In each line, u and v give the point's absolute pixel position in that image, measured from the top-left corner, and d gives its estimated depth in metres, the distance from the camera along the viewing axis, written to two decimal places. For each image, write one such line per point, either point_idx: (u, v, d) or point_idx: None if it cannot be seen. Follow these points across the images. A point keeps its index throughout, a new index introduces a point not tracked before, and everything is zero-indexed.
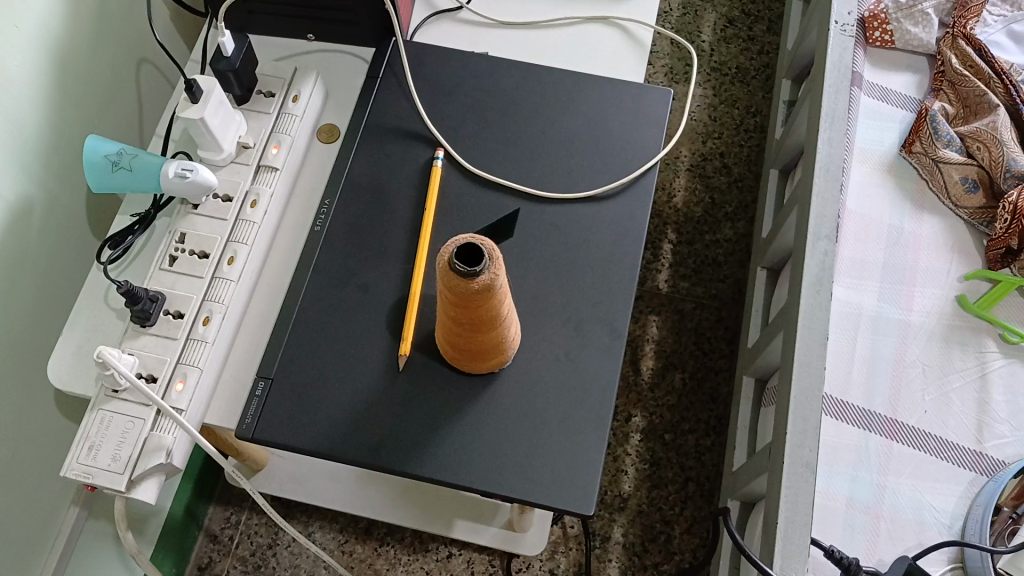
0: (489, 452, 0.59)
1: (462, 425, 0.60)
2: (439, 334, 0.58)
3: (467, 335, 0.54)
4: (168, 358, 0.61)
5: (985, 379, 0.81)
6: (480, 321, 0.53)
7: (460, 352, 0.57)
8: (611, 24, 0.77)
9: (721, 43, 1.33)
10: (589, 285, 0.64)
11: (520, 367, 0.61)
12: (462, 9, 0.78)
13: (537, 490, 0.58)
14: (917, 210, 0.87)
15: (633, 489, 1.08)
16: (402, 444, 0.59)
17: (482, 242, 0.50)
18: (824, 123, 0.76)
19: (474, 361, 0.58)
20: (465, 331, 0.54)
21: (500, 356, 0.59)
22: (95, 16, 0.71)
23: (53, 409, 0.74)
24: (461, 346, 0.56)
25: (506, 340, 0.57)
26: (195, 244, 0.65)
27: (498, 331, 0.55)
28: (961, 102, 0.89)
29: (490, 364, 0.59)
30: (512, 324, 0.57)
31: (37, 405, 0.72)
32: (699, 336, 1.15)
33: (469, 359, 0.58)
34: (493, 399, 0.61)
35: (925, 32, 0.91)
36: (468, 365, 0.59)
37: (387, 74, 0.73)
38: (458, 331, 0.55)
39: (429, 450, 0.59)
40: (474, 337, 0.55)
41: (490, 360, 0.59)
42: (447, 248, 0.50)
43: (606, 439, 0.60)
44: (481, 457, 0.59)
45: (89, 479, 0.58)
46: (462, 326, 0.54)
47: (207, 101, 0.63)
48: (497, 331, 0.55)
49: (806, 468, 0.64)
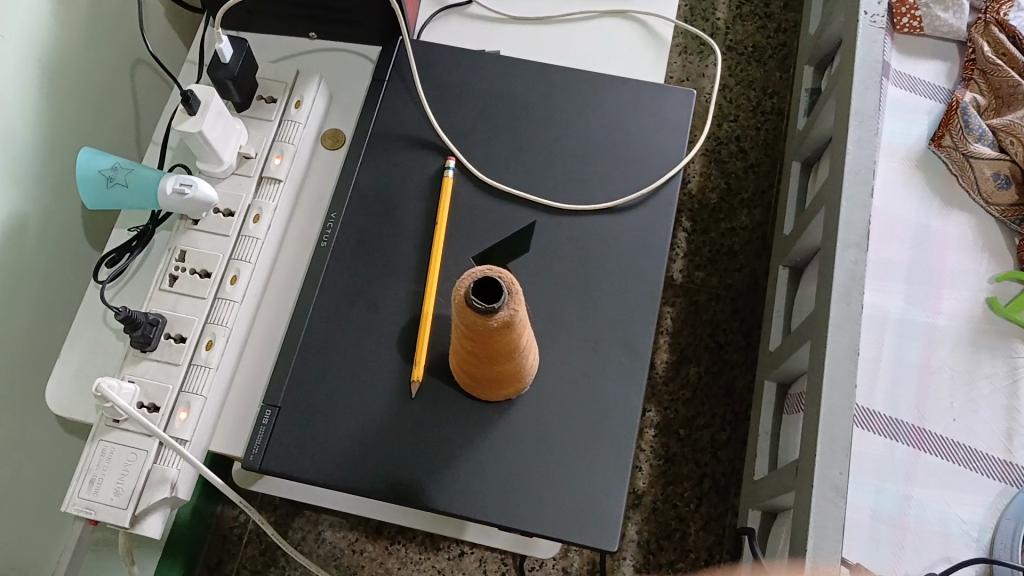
0: (507, 483, 0.57)
1: (476, 455, 0.57)
2: (453, 361, 0.55)
3: (481, 365, 0.52)
4: (170, 386, 0.59)
5: (1015, 385, 0.78)
6: (497, 355, 0.50)
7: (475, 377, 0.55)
8: (627, 18, 0.73)
9: (736, 21, 1.29)
10: (609, 303, 0.61)
11: (537, 392, 0.59)
12: (471, 3, 0.74)
13: (555, 525, 0.56)
14: (945, 207, 0.83)
15: (647, 485, 1.06)
16: (416, 475, 0.57)
17: (501, 274, 0.47)
18: (853, 122, 0.72)
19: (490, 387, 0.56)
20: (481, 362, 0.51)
21: (517, 384, 0.56)
22: (87, 18, 0.67)
23: (56, 427, 0.72)
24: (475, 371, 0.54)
25: (524, 368, 0.54)
26: (196, 262, 0.62)
27: (516, 361, 0.52)
28: (994, 92, 0.85)
29: (506, 390, 0.57)
30: (530, 351, 0.54)
31: (40, 424, 0.70)
32: (715, 327, 1.12)
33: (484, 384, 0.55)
34: (510, 427, 0.58)
35: (956, 18, 0.87)
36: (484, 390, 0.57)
37: (394, 77, 0.70)
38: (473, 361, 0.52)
39: (444, 481, 0.56)
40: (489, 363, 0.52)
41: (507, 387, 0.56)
42: (463, 281, 0.47)
43: (629, 468, 0.57)
44: (497, 488, 0.57)
45: (92, 514, 0.56)
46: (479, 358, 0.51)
47: (206, 113, 0.60)
48: (515, 361, 0.52)
49: (835, 491, 0.62)
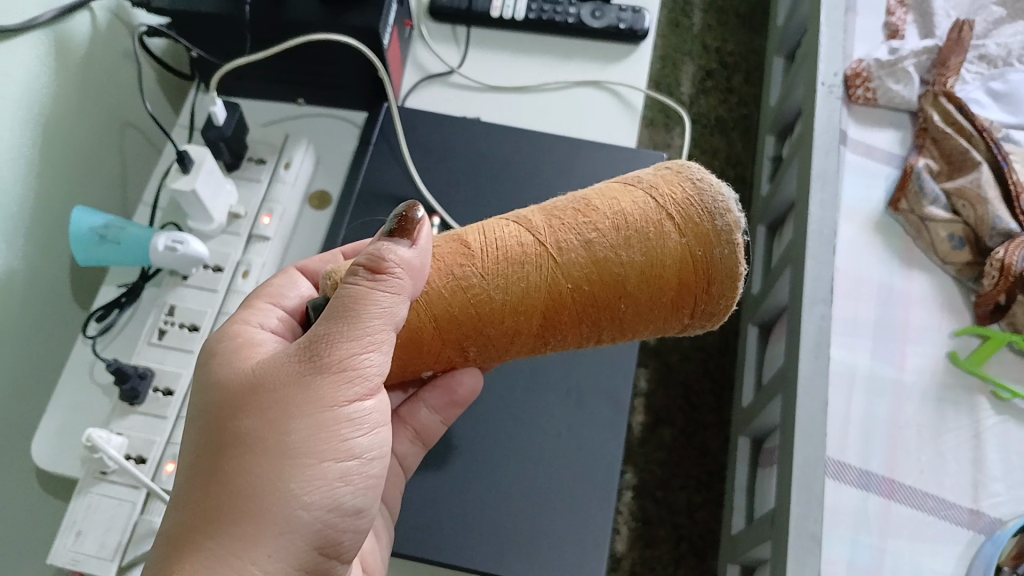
0: (504, 531, 0.63)
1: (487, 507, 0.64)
2: (672, 301, 0.48)
3: (429, 337, 0.51)
4: (157, 440, 0.61)
5: (979, 438, 0.80)
6: (553, 262, 0.48)
7: (646, 317, 0.49)
8: (602, 88, 0.80)
9: (700, 96, 1.29)
10: (583, 376, 0.70)
11: (524, 461, 0.66)
12: (453, 73, 0.82)
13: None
14: (906, 267, 0.87)
15: (626, 549, 1.02)
16: (452, 516, 0.64)
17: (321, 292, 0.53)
18: (816, 184, 0.76)
19: (673, 309, 0.49)
20: (509, 329, 0.50)
21: (677, 273, 0.47)
22: (80, 81, 0.69)
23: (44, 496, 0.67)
24: (623, 321, 0.50)
25: (647, 243, 0.47)
26: (184, 316, 0.65)
27: (602, 250, 0.47)
28: (946, 158, 0.89)
29: (701, 287, 0.47)
30: (623, 240, 0.47)
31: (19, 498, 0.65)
32: (687, 389, 1.11)
33: (661, 310, 0.49)
34: (511, 484, 0.65)
35: (908, 89, 0.93)
36: (692, 322, 0.50)
37: (380, 141, 0.76)
38: (445, 354, 0.52)
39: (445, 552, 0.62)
40: (484, 318, 0.50)
41: (649, 258, 0.47)
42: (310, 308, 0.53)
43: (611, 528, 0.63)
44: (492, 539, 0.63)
45: (78, 565, 0.57)
46: (419, 330, 0.51)
47: (198, 171, 0.64)
48: (598, 246, 0.47)
49: (813, 539, 0.63)
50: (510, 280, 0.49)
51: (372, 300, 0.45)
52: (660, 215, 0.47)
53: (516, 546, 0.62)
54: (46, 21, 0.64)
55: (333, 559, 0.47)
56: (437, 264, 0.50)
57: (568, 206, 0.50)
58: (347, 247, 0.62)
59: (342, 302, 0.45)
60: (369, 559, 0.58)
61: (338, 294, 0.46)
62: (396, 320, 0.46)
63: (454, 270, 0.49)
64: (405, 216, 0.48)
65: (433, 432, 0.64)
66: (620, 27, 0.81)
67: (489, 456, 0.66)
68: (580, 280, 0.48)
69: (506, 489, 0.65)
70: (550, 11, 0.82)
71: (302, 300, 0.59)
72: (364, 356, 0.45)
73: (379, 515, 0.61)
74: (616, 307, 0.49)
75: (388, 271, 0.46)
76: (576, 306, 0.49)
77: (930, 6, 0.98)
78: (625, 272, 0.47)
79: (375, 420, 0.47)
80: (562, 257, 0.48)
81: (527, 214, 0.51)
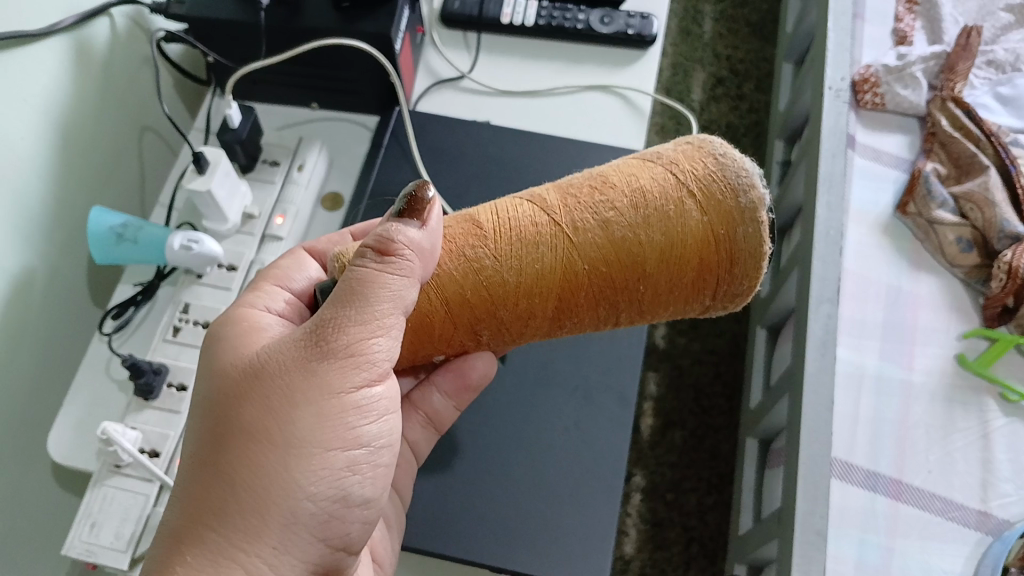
0: (513, 527, 0.64)
1: (496, 501, 0.65)
2: (691, 280, 0.50)
3: (440, 320, 0.52)
4: (171, 433, 0.63)
5: (988, 439, 0.80)
6: (570, 243, 0.49)
7: (665, 297, 0.51)
8: (610, 91, 0.82)
9: (711, 102, 1.29)
10: (593, 374, 0.70)
11: (533, 456, 0.67)
12: (464, 77, 0.84)
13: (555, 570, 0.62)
14: (914, 269, 0.88)
15: (635, 551, 1.03)
16: (461, 511, 0.65)
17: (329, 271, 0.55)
18: (822, 187, 0.76)
19: (694, 290, 0.50)
20: (525, 311, 0.52)
21: (696, 255, 0.48)
22: (100, 84, 0.70)
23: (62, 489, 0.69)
24: (641, 301, 0.51)
25: (666, 222, 0.48)
26: (199, 314, 0.68)
27: (619, 230, 0.49)
28: (953, 162, 0.90)
29: (719, 269, 0.49)
30: (642, 219, 0.48)
31: (37, 491, 0.66)
32: (698, 392, 1.11)
33: (681, 291, 0.50)
34: (519, 478, 0.66)
35: (915, 94, 0.93)
36: (713, 303, 0.52)
37: (392, 144, 0.77)
38: (458, 337, 0.54)
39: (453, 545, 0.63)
40: (498, 300, 0.51)
41: (669, 237, 0.48)
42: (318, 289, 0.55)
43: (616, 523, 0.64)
44: (499, 534, 0.64)
45: (93, 557, 0.59)
46: (434, 312, 0.52)
47: (214, 172, 0.66)
48: (616, 227, 0.49)
49: (818, 536, 0.64)
50: (526, 261, 0.50)
51: (382, 281, 0.46)
52: (680, 193, 0.48)
53: (524, 539, 0.63)
54: (66, 27, 0.66)
55: (338, 550, 0.48)
56: (449, 245, 0.51)
57: (585, 185, 0.51)
58: (357, 228, 0.64)
59: (351, 284, 0.46)
60: (378, 549, 0.60)
61: (346, 276, 0.47)
62: (403, 306, 0.47)
63: (467, 251, 0.51)
64: (414, 196, 0.49)
65: (445, 417, 0.66)
66: (629, 33, 0.82)
67: (498, 453, 0.67)
68: (597, 261, 0.49)
69: (514, 484, 0.65)
70: (560, 17, 0.84)
71: (310, 283, 0.61)
72: (370, 343, 0.46)
73: (390, 505, 0.62)
74: (633, 288, 0.50)
75: (397, 252, 0.46)
76: (592, 287, 0.50)
77: (938, 12, 0.98)
78: (644, 253, 0.48)
79: (384, 403, 0.48)
80: (577, 237, 0.49)
81: (542, 193, 0.52)
